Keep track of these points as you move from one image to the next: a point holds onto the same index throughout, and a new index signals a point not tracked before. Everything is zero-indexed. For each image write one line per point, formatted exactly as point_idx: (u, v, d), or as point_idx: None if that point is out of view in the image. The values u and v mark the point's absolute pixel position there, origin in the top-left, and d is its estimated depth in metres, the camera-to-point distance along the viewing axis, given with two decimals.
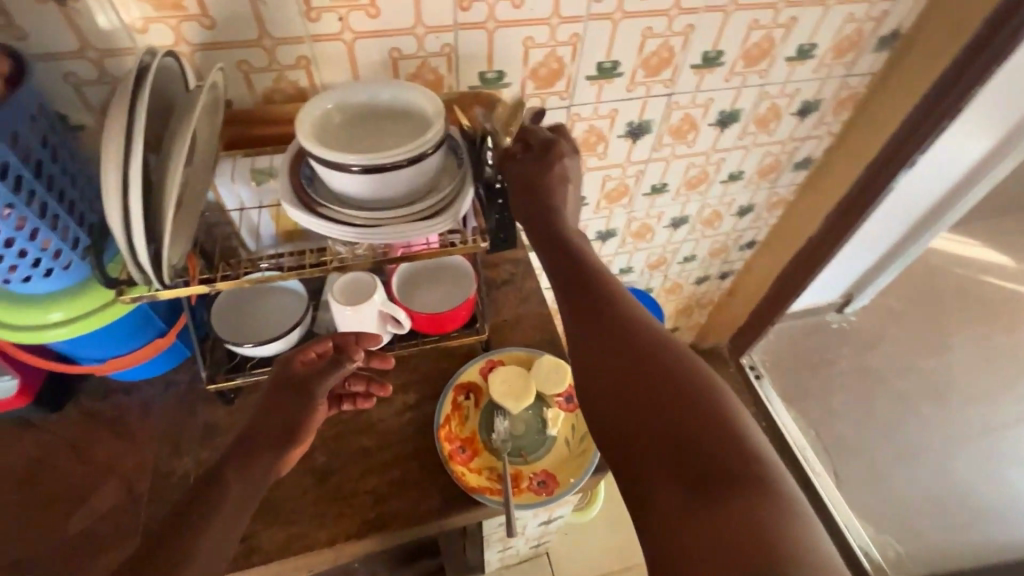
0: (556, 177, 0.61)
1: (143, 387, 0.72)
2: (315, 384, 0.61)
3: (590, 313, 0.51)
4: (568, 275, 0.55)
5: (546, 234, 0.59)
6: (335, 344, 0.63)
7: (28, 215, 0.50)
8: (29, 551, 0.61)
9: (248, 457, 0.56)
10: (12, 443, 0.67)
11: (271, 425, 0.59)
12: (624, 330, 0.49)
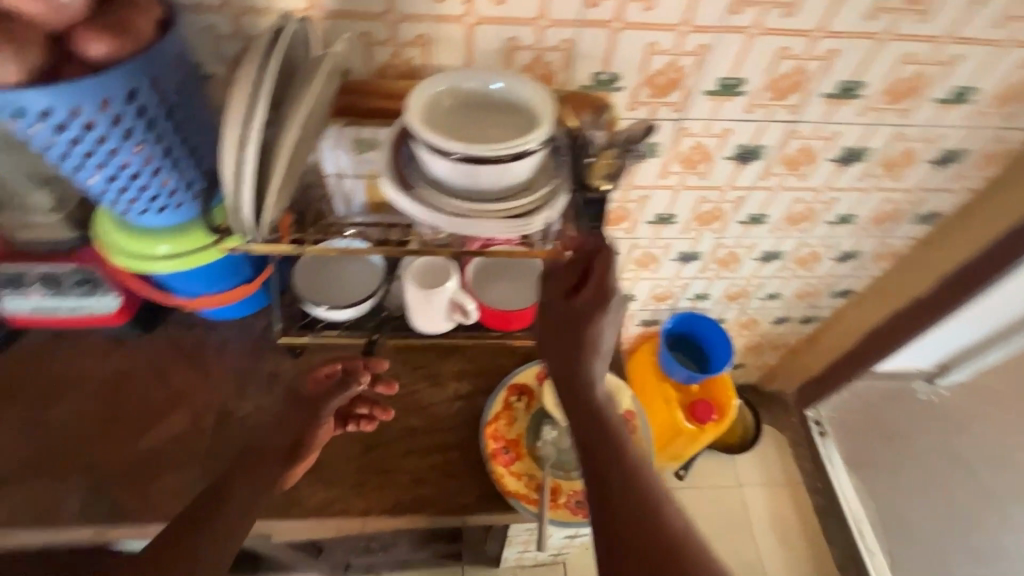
0: (592, 330, 0.60)
1: (220, 326, 0.77)
2: (324, 401, 0.64)
3: (604, 482, 0.54)
4: (589, 437, 0.58)
5: (573, 386, 0.61)
6: (346, 364, 0.67)
7: (155, 153, 0.53)
8: (104, 457, 0.66)
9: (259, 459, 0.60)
10: (104, 355, 0.73)
11: (280, 438, 0.63)
12: (635, 499, 0.52)
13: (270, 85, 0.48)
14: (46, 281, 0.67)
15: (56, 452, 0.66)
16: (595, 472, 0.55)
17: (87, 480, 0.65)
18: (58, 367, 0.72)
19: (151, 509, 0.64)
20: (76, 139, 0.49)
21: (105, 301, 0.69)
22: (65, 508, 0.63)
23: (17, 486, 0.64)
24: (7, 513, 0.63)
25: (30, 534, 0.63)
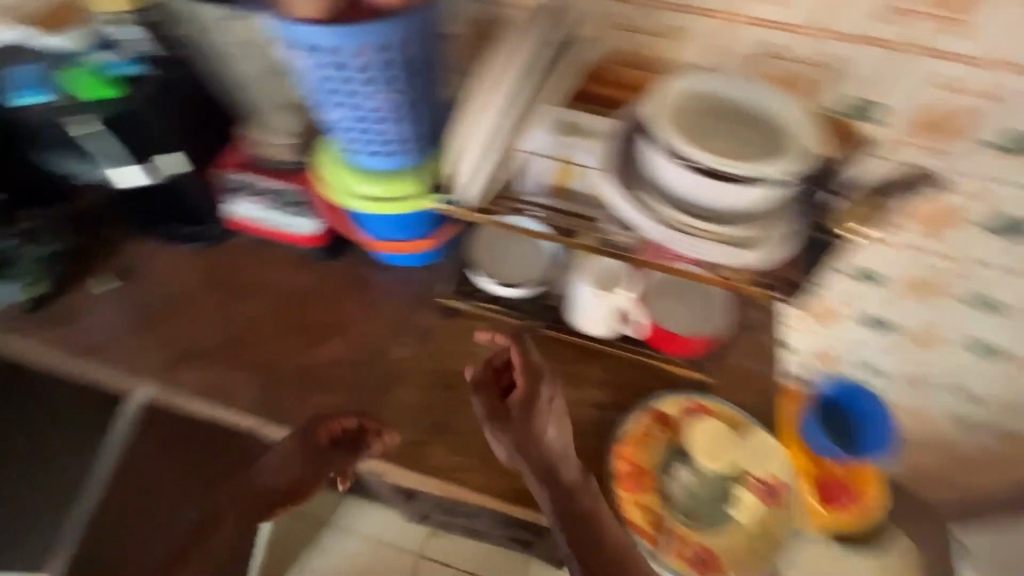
0: (538, 421, 0.61)
1: (387, 270, 0.81)
2: (331, 456, 0.67)
3: (586, 542, 0.57)
4: (573, 530, 0.58)
5: (542, 468, 0.59)
6: (359, 424, 0.68)
7: (401, 102, 0.56)
8: (277, 359, 0.74)
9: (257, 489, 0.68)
10: (291, 269, 0.81)
11: (283, 479, 0.68)
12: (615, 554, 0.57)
13: (525, 60, 0.52)
14: (267, 195, 0.75)
15: (239, 344, 0.75)
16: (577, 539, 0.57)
17: (256, 377, 0.72)
18: (252, 270, 0.81)
19: (301, 419, 0.70)
20: (347, 78, 0.53)
21: (308, 224, 0.76)
22: (238, 393, 0.71)
23: (205, 363, 0.73)
24: (193, 384, 0.72)
25: (205, 408, 0.71)
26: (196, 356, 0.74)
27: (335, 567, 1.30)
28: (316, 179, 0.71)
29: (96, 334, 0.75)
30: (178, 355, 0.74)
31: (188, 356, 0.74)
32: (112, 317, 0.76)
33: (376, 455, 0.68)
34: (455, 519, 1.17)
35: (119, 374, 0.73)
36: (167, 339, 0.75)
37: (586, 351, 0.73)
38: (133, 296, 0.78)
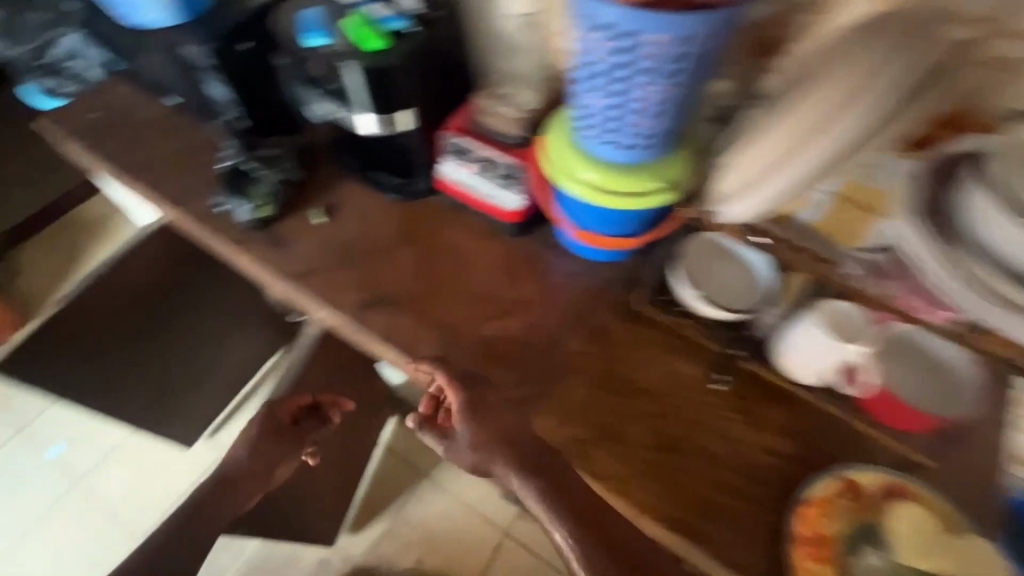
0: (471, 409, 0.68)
1: (574, 259, 0.80)
2: (302, 430, 0.93)
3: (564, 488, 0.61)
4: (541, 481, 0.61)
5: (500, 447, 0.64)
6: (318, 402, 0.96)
7: (667, 98, 0.54)
8: (459, 322, 0.75)
9: (232, 482, 0.81)
10: (481, 239, 0.82)
11: (269, 458, 0.86)
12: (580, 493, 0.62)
13: (885, 93, 0.46)
14: (482, 162, 0.76)
15: (425, 300, 0.77)
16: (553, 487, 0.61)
17: (437, 334, 0.74)
18: (444, 233, 0.83)
19: (474, 388, 0.70)
20: (625, 64, 0.51)
21: (512, 198, 0.76)
22: (418, 346, 0.73)
23: (393, 309, 0.76)
24: (380, 329, 0.75)
25: (386, 352, 0.74)
26: (385, 302, 0.77)
27: (425, 519, 1.36)
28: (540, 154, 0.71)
29: (301, 261, 0.81)
30: (371, 298, 0.77)
31: (379, 301, 0.77)
32: (319, 249, 0.82)
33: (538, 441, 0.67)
34: None
35: (316, 304, 0.78)
36: (362, 282, 0.79)
37: (778, 395, 0.67)
38: (337, 235, 0.83)
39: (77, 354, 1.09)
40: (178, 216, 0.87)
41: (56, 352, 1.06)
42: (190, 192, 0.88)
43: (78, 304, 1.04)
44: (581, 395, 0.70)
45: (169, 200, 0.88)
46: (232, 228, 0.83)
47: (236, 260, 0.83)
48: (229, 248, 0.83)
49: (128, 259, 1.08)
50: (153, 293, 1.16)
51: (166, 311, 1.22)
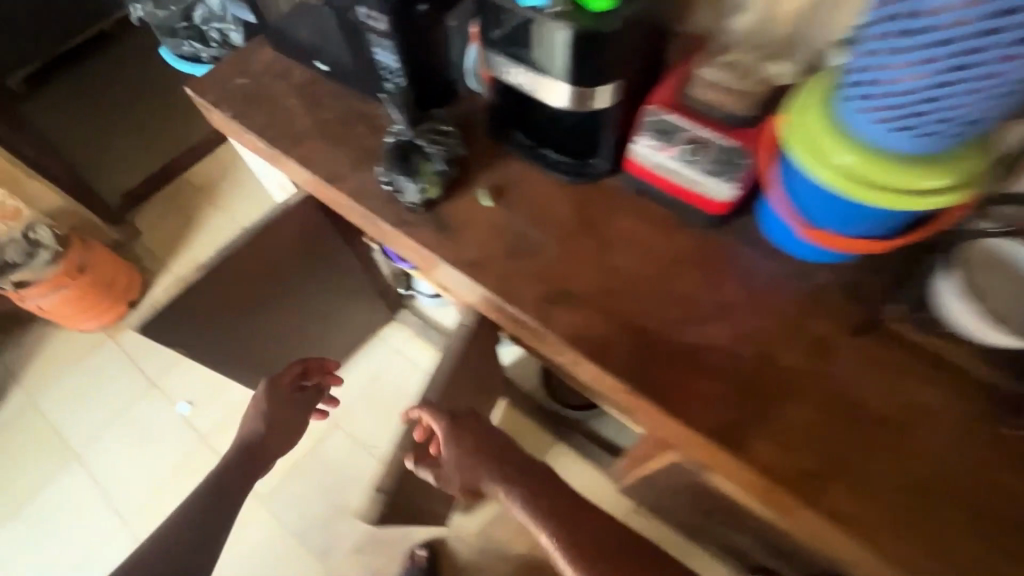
0: (463, 431, 0.85)
1: (780, 259, 0.69)
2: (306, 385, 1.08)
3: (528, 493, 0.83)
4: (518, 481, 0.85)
5: (487, 454, 0.86)
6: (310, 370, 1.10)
7: (1014, 71, 0.44)
8: (654, 325, 0.67)
9: (253, 453, 1.01)
10: (669, 229, 0.73)
11: (260, 457, 1.02)
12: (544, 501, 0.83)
13: None
14: (691, 144, 0.65)
15: (613, 297, 0.69)
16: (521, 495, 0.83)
17: (631, 338, 0.66)
18: (624, 222, 0.74)
19: (680, 402, 0.62)
20: (991, 16, 0.41)
21: (721, 189, 0.66)
22: (612, 351, 0.65)
23: (578, 307, 0.68)
24: (564, 328, 0.67)
25: (572, 355, 0.67)
26: (568, 297, 0.69)
27: None
28: (777, 130, 0.61)
29: (471, 247, 0.74)
30: (554, 293, 0.70)
31: (561, 296, 0.69)
32: (488, 234, 0.74)
33: (758, 470, 0.59)
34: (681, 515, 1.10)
35: (490, 295, 0.71)
36: (539, 273, 0.71)
37: None
38: (506, 219, 0.76)
39: (215, 323, 1.10)
40: (334, 191, 0.82)
41: (197, 320, 1.06)
42: (346, 167, 0.83)
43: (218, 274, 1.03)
44: (806, 420, 0.61)
45: (324, 174, 0.83)
46: (393, 207, 0.78)
47: (399, 243, 0.78)
48: (392, 229, 0.77)
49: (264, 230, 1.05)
50: (284, 264, 1.14)
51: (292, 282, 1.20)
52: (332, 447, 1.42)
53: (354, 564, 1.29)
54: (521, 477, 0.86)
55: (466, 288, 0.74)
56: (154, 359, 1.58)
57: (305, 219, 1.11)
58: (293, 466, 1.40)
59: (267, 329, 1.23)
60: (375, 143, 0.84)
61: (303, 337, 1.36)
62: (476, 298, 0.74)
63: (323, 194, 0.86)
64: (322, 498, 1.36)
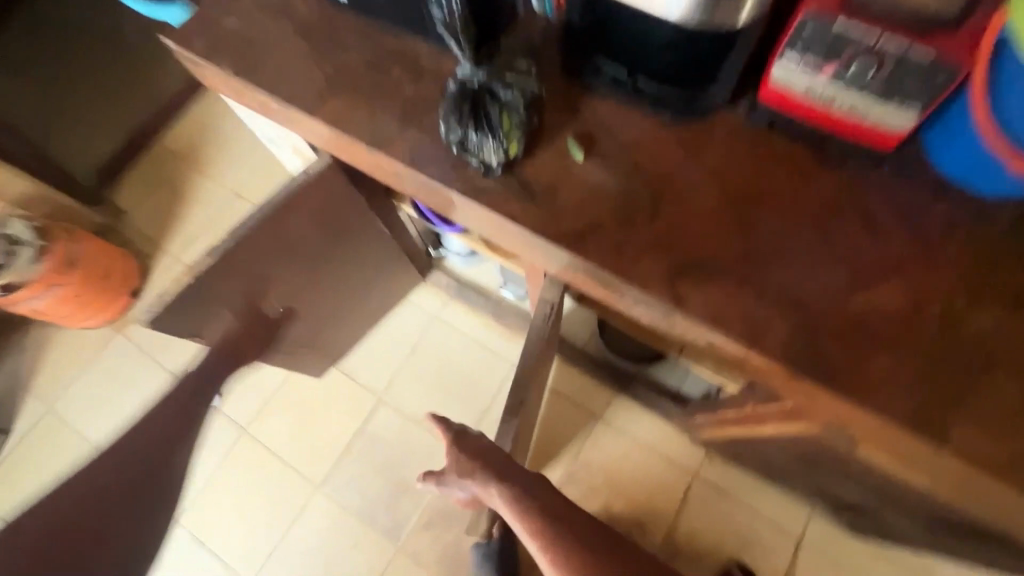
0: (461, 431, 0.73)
1: (951, 198, 0.57)
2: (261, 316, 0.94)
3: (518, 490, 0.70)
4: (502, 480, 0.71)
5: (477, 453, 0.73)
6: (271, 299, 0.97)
7: None
8: (810, 295, 0.55)
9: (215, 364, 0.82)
10: (808, 172, 0.60)
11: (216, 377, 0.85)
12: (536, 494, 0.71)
13: None
14: (865, 58, 0.50)
15: (754, 264, 0.57)
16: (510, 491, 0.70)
17: (786, 313, 0.55)
18: (753, 167, 0.61)
19: (856, 385, 0.52)
20: None
21: (895, 113, 0.52)
22: (766, 331, 0.54)
23: (715, 280, 0.56)
24: (702, 306, 0.56)
25: (713, 338, 0.56)
26: (700, 269, 0.57)
27: (605, 462, 1.27)
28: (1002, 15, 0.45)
29: (569, 215, 0.60)
30: (683, 264, 0.57)
31: (692, 268, 0.57)
32: (588, 198, 0.61)
33: (961, 459, 0.49)
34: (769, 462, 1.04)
35: (602, 273, 0.59)
36: (661, 240, 0.58)
37: None
38: (607, 175, 0.61)
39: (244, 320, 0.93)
40: (380, 158, 0.67)
41: (225, 320, 0.90)
42: (389, 125, 0.67)
43: (239, 266, 0.84)
44: (1010, 393, 0.51)
45: (363, 136, 0.66)
46: (462, 173, 0.63)
47: (476, 216, 0.64)
48: (464, 200, 0.62)
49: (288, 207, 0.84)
50: (316, 246, 0.96)
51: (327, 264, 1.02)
52: (384, 426, 1.34)
53: (424, 539, 1.25)
54: (512, 472, 0.71)
55: (567, 265, 0.62)
56: (180, 348, 1.46)
57: (335, 189, 0.90)
58: (346, 449, 1.33)
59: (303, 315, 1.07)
60: (421, 91, 0.67)
61: (341, 316, 1.20)
62: (578, 276, 0.62)
63: (365, 161, 0.70)
64: (381, 478, 1.30)
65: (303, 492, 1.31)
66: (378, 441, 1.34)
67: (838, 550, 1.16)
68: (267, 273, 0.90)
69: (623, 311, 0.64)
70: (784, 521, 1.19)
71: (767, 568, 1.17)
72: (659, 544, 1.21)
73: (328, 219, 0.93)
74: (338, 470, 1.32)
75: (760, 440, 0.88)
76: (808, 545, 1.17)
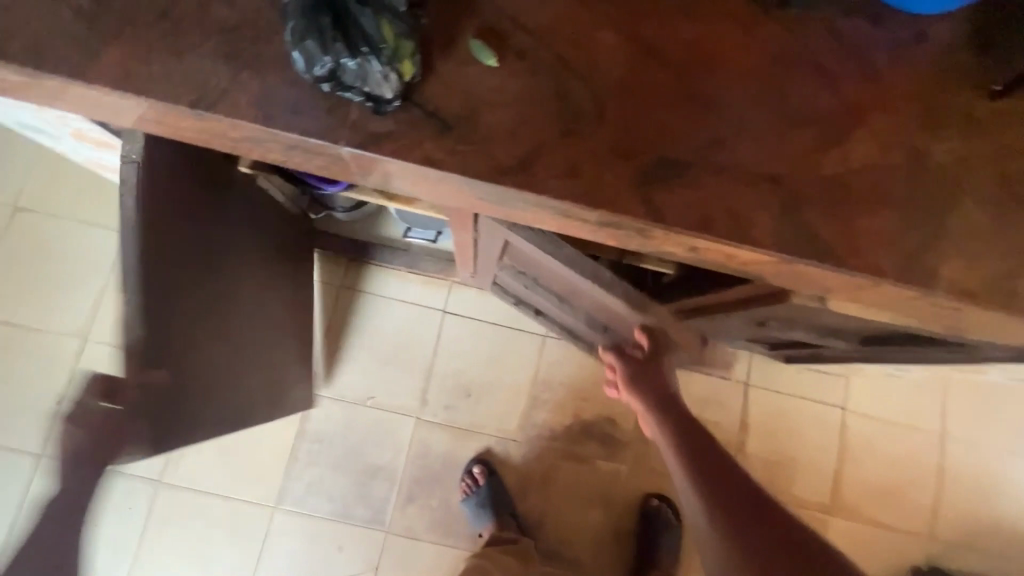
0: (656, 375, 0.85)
1: (889, 26, 0.53)
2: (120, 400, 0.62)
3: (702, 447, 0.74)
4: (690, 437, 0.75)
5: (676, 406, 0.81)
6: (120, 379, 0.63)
7: None
8: (788, 166, 0.49)
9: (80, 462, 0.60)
10: (751, 22, 0.52)
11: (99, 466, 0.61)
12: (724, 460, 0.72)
13: None
14: None
15: (725, 144, 0.49)
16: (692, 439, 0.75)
17: (770, 193, 0.49)
18: (695, 29, 0.51)
19: (851, 252, 0.49)
20: None
21: None
22: (754, 219, 0.49)
23: (689, 177, 0.48)
24: (683, 213, 0.48)
25: (702, 243, 0.49)
26: (670, 168, 0.48)
27: (565, 377, 1.25)
28: None
29: (502, 142, 0.47)
30: (651, 167, 0.48)
31: (662, 169, 0.48)
32: (520, 114, 0.48)
33: (947, 295, 0.49)
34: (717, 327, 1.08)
35: (562, 204, 0.48)
36: (619, 145, 0.48)
37: None
38: (532, 78, 0.48)
39: (185, 391, 0.76)
40: (217, 124, 0.47)
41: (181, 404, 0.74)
42: (213, 71, 0.46)
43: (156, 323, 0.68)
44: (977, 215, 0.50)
45: (179, 98, 0.46)
46: (345, 119, 0.46)
47: (383, 170, 0.48)
48: (361, 156, 0.46)
49: (149, 225, 0.64)
50: (205, 256, 0.77)
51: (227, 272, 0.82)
52: (324, 419, 1.20)
53: (411, 514, 1.19)
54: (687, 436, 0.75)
55: (515, 204, 0.50)
56: (27, 418, 1.15)
57: (178, 175, 0.68)
58: (290, 459, 1.18)
59: (252, 355, 0.92)
60: (241, 12, 0.47)
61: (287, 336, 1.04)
62: (529, 214, 0.51)
63: (194, 134, 0.49)
64: (342, 471, 1.19)
65: (258, 520, 1.16)
66: (323, 435, 1.20)
67: (775, 379, 1.30)
68: (185, 308, 0.73)
69: (589, 239, 0.54)
70: (731, 371, 1.29)
71: (726, 417, 1.28)
72: (633, 432, 1.24)
73: (194, 217, 0.73)
74: (291, 480, 1.18)
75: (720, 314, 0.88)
76: (755, 384, 1.29)
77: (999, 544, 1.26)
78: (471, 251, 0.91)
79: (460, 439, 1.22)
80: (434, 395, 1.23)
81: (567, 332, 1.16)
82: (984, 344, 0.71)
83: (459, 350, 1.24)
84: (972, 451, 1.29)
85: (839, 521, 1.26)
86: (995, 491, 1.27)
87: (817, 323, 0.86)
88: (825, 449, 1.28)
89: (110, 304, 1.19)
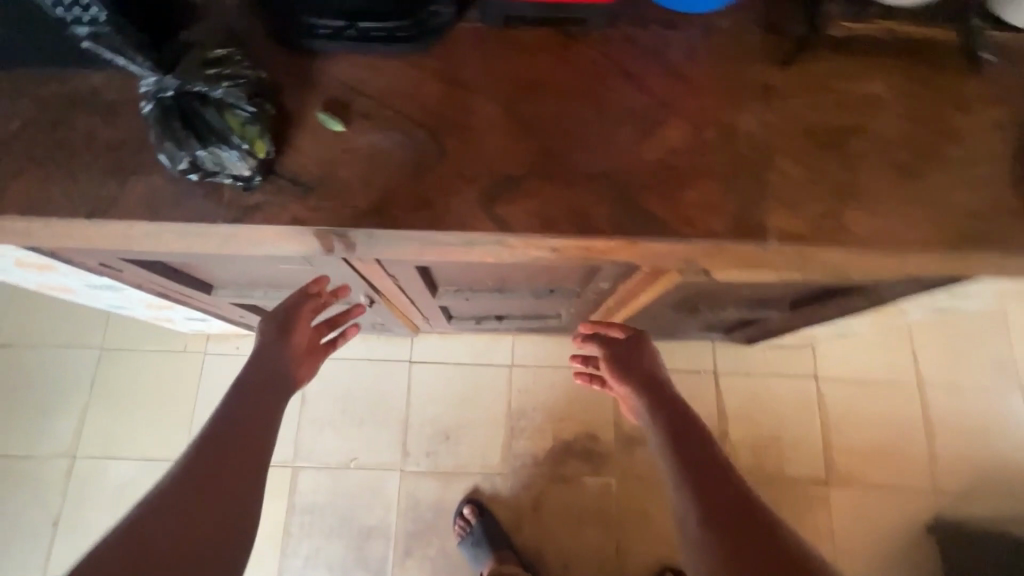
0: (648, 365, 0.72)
1: (682, 27, 0.60)
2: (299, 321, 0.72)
3: (698, 443, 0.60)
4: (682, 432, 0.62)
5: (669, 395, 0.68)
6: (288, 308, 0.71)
7: None
8: (614, 161, 0.56)
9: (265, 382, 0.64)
10: (561, 49, 0.60)
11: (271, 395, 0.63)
12: (722, 461, 0.59)
13: None
14: None
15: (555, 154, 0.56)
16: (688, 438, 0.61)
17: (603, 187, 0.55)
18: (513, 64, 0.59)
19: (685, 223, 0.54)
20: None
21: None
22: (593, 211, 0.54)
23: (529, 188, 0.55)
24: (528, 219, 0.54)
25: (554, 240, 0.55)
26: (510, 184, 0.55)
27: (539, 401, 1.28)
28: None
29: (358, 192, 0.54)
30: (493, 186, 0.55)
31: (503, 186, 0.55)
32: (370, 165, 0.55)
33: (783, 244, 0.54)
34: (663, 322, 1.11)
35: (420, 234, 0.54)
36: (461, 173, 0.55)
37: (962, 64, 0.58)
38: (376, 134, 0.56)
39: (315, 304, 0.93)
40: (112, 227, 0.54)
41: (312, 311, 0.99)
42: (103, 184, 0.54)
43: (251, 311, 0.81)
44: (792, 168, 0.56)
45: (76, 212, 0.53)
46: (219, 200, 0.53)
47: (262, 237, 0.55)
48: (239, 229, 0.53)
49: None
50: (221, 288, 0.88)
51: (262, 291, 0.91)
52: (312, 490, 1.22)
53: (411, 568, 1.19)
54: (682, 435, 0.61)
55: (385, 242, 0.56)
56: (26, 545, 1.18)
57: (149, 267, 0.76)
58: (284, 535, 1.20)
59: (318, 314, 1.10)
60: (120, 130, 0.55)
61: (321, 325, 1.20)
62: (401, 248, 0.57)
63: (98, 239, 0.56)
64: (337, 537, 1.20)
65: None
66: (313, 505, 1.21)
67: (744, 361, 1.32)
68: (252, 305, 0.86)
69: (466, 258, 0.60)
70: (700, 363, 1.31)
71: (703, 409, 1.29)
72: (613, 442, 1.25)
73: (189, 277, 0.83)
74: (289, 558, 1.19)
75: (648, 306, 0.93)
76: (724, 371, 1.31)
77: (1005, 482, 1.24)
78: (401, 297, 0.96)
79: (447, 482, 1.23)
80: (414, 444, 1.25)
81: (535, 318, 1.18)
82: (880, 281, 0.75)
83: (432, 396, 1.28)
84: (953, 394, 1.29)
85: (840, 492, 1.24)
86: (987, 429, 1.27)
87: (739, 297, 0.90)
88: (808, 420, 1.29)
89: (92, 419, 1.24)
